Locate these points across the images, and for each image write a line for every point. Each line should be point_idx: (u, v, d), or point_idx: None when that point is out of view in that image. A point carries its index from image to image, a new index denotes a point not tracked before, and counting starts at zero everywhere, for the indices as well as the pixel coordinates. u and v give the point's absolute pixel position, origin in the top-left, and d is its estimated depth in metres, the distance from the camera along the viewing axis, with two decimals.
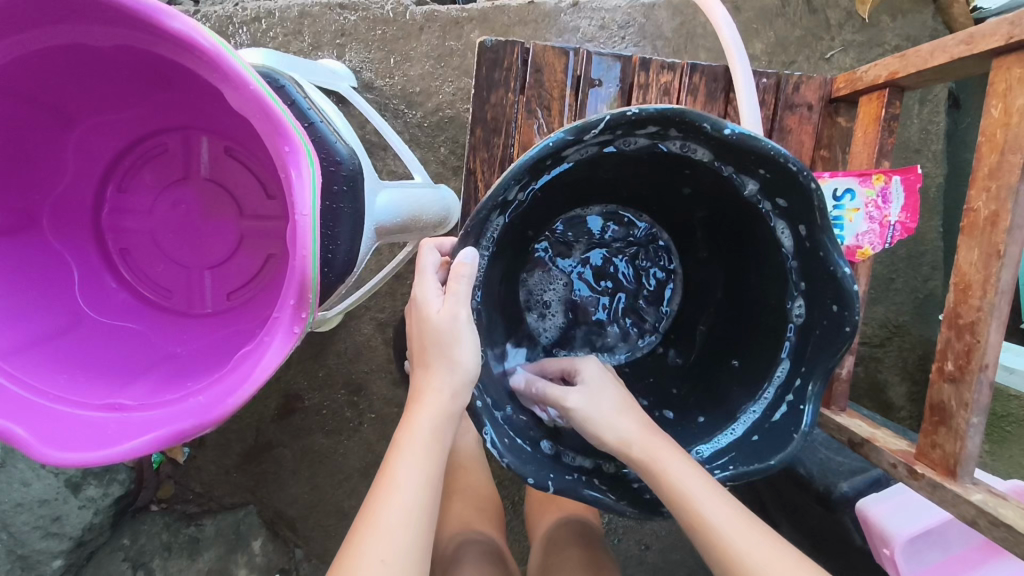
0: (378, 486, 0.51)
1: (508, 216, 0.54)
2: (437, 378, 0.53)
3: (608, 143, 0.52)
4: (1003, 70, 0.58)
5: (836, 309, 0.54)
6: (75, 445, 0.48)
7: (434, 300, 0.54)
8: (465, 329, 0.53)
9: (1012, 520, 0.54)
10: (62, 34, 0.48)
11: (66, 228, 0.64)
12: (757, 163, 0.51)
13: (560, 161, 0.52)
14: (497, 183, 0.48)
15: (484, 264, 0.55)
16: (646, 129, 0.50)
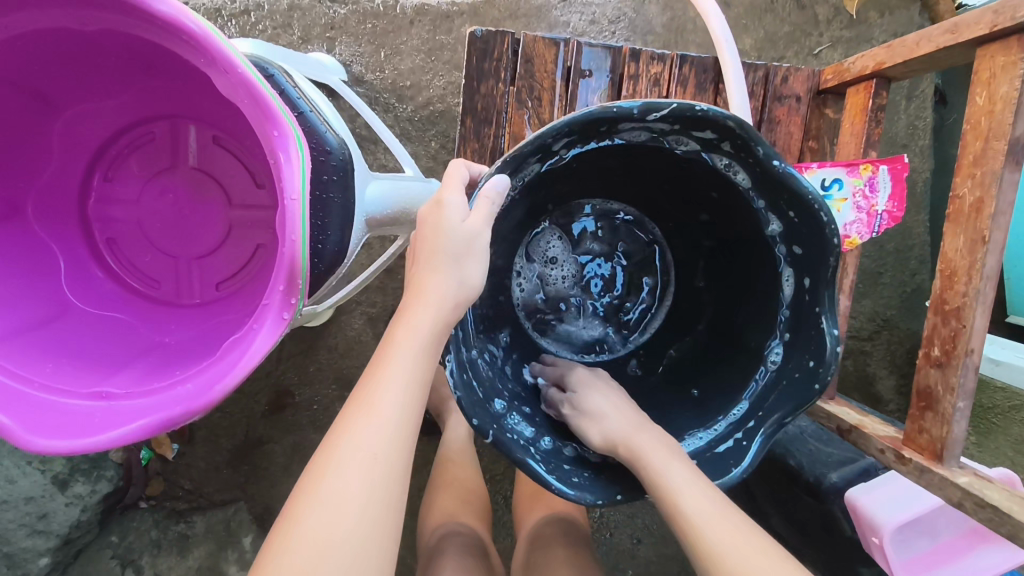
0: (365, 380, 0.48)
1: (547, 163, 0.54)
2: (444, 279, 0.50)
3: (660, 137, 0.53)
4: (987, 59, 0.59)
5: (812, 365, 0.54)
6: (60, 433, 0.48)
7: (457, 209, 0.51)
8: (481, 246, 0.51)
9: (997, 501, 0.55)
10: (45, 18, 0.48)
11: (50, 217, 0.63)
12: (784, 198, 0.52)
13: (611, 135, 0.52)
14: (547, 128, 0.48)
15: (504, 199, 0.54)
16: (704, 134, 0.51)
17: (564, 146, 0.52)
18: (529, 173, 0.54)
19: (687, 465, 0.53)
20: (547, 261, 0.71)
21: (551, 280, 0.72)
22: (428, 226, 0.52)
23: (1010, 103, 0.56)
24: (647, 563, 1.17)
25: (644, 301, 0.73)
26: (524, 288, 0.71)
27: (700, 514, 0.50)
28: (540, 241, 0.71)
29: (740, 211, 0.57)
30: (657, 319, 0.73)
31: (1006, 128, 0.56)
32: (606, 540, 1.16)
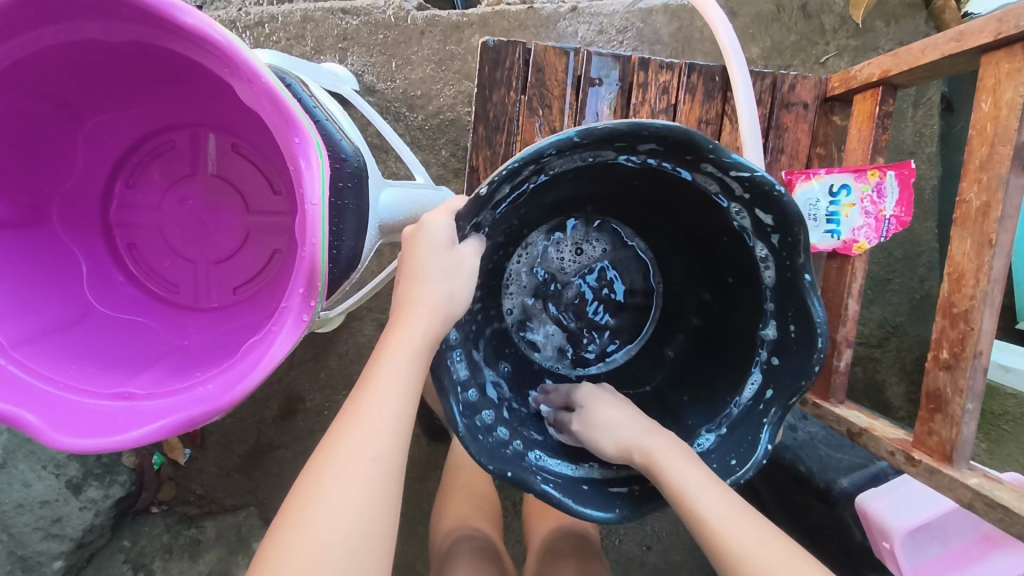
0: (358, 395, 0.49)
1: (621, 155, 0.53)
2: (432, 301, 0.52)
3: (728, 189, 0.53)
4: (992, 66, 0.60)
5: (732, 463, 0.56)
6: (85, 432, 0.49)
7: (448, 232, 0.52)
8: (466, 274, 0.52)
9: (1007, 501, 0.55)
10: (76, 31, 0.49)
11: (74, 222, 0.65)
12: (796, 314, 0.54)
13: (690, 166, 0.52)
14: (661, 125, 0.46)
15: (564, 163, 0.52)
16: (767, 221, 0.52)
17: (647, 150, 0.51)
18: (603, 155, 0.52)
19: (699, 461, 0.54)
20: (577, 239, 0.71)
21: (563, 258, 0.71)
22: (411, 250, 0.53)
23: (1015, 108, 0.57)
24: (657, 570, 1.16)
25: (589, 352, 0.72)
26: (534, 248, 0.70)
27: (720, 513, 0.50)
28: (585, 227, 0.71)
29: (749, 305, 0.59)
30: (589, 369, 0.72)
31: (1011, 133, 0.57)
32: (616, 546, 1.16)
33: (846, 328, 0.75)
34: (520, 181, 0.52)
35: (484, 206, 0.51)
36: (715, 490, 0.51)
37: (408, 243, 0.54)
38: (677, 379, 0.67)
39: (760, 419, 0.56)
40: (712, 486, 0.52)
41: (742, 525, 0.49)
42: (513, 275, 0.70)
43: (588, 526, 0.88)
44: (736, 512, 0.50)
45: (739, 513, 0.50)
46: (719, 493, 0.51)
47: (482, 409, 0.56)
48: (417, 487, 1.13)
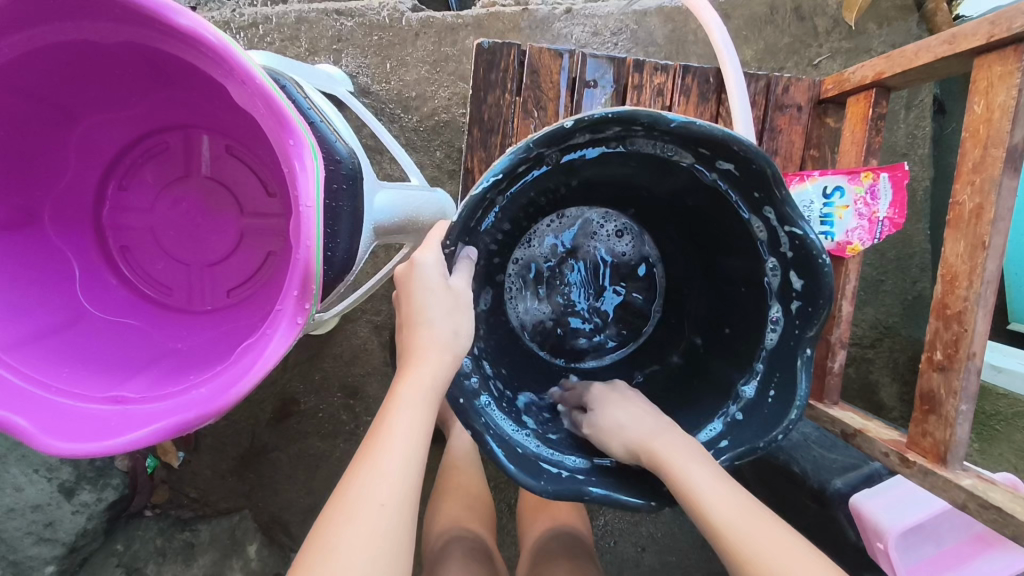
0: (366, 448, 0.47)
1: (696, 165, 0.53)
2: (431, 341, 0.51)
3: (776, 240, 0.53)
4: (984, 69, 0.60)
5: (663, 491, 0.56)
6: (78, 436, 0.48)
7: (440, 270, 0.51)
8: (463, 309, 0.52)
9: (1000, 502, 0.55)
10: (67, 31, 0.49)
11: (66, 225, 0.64)
12: (783, 382, 0.55)
13: (754, 203, 0.52)
14: (755, 149, 0.47)
15: (643, 145, 0.52)
16: (796, 286, 0.54)
17: (724, 169, 0.51)
18: (683, 156, 0.52)
19: (710, 462, 0.53)
20: (634, 243, 0.72)
21: (611, 246, 0.72)
22: (406, 291, 0.52)
23: (1007, 111, 0.57)
24: (652, 571, 1.17)
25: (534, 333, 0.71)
26: (612, 228, 0.71)
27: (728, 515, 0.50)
28: (645, 244, 0.72)
29: (738, 358, 0.60)
30: (528, 316, 0.70)
31: (1004, 135, 0.57)
32: (610, 548, 1.16)
33: (840, 330, 0.75)
34: (602, 141, 0.51)
35: (561, 145, 0.49)
36: (722, 488, 0.51)
37: (402, 283, 0.53)
38: (645, 403, 0.66)
39: (706, 455, 0.56)
40: (723, 489, 0.51)
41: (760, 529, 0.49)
42: (579, 214, 0.70)
43: (582, 528, 0.88)
44: (737, 508, 0.51)
45: (746, 515, 0.50)
46: (733, 494, 0.51)
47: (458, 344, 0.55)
48: None
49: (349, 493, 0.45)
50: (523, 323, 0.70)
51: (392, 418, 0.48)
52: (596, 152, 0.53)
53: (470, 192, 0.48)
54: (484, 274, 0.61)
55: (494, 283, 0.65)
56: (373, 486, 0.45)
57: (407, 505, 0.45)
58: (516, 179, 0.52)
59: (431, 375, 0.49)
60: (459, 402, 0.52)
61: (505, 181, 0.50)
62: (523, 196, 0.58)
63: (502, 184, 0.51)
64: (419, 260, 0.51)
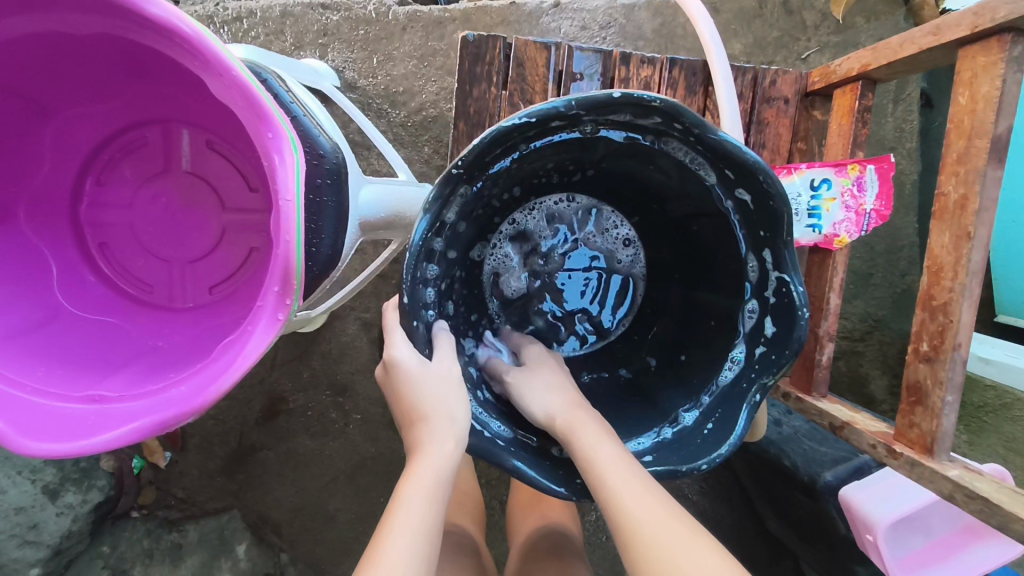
0: (374, 544, 0.47)
1: (715, 188, 0.54)
2: (436, 429, 0.51)
3: (763, 284, 0.55)
4: (969, 59, 0.60)
5: (574, 481, 0.54)
6: (53, 436, 0.48)
7: (416, 360, 0.53)
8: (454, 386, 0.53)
9: (985, 492, 0.55)
10: (37, 21, 0.48)
11: (42, 222, 0.63)
12: (726, 413, 0.56)
13: (757, 238, 0.54)
14: (784, 189, 0.49)
15: (674, 149, 0.53)
16: (767, 332, 0.55)
17: (741, 199, 0.52)
18: (706, 171, 0.53)
19: (619, 443, 0.53)
20: (632, 258, 0.71)
21: (611, 251, 0.70)
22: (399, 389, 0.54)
23: (991, 101, 0.57)
24: None
25: (497, 291, 0.68)
26: (614, 238, 0.70)
27: (624, 485, 0.48)
28: (643, 265, 0.71)
29: (687, 386, 0.60)
30: (503, 274, 0.68)
31: (988, 126, 0.57)
32: (602, 544, 1.16)
33: (828, 322, 0.75)
34: (640, 129, 0.51)
35: (601, 115, 0.49)
36: (625, 467, 0.50)
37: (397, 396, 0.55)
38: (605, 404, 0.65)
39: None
40: (629, 471, 0.50)
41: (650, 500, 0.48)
42: (585, 206, 0.69)
43: (572, 524, 0.87)
44: (636, 482, 0.49)
45: (643, 489, 0.49)
46: (634, 472, 0.50)
47: (421, 262, 0.52)
48: None
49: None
50: (494, 277, 0.68)
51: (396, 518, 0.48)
52: (622, 138, 0.54)
53: (508, 120, 0.47)
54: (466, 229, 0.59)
55: (479, 232, 0.64)
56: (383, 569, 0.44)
57: None
58: (543, 135, 0.52)
59: (433, 475, 0.50)
60: (406, 304, 0.51)
61: (534, 128, 0.49)
62: (535, 159, 0.57)
63: (530, 133, 0.50)
64: (394, 357, 0.54)
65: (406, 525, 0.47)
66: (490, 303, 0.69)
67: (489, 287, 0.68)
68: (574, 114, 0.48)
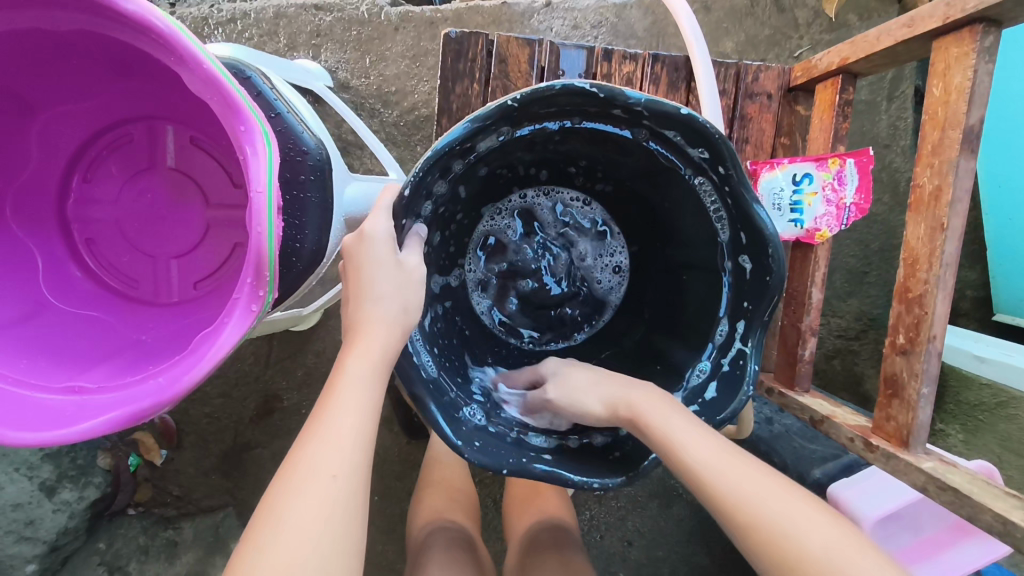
0: (312, 425, 0.46)
1: (725, 245, 0.55)
2: (388, 321, 0.50)
3: (725, 350, 0.56)
4: (942, 51, 0.60)
5: (473, 442, 0.53)
6: (32, 425, 0.48)
7: (388, 246, 0.50)
8: (416, 284, 0.51)
9: (958, 484, 0.55)
10: (18, 19, 0.49)
11: (29, 217, 0.64)
12: (631, 454, 0.56)
13: (739, 302, 0.55)
14: (786, 265, 0.51)
15: (704, 192, 0.54)
16: (706, 396, 0.56)
17: (743, 264, 0.54)
18: (722, 228, 0.54)
19: (681, 409, 0.53)
20: (615, 287, 0.71)
21: (598, 273, 0.70)
22: (356, 264, 0.51)
23: (964, 92, 0.57)
24: (639, 565, 1.16)
25: (486, 246, 0.69)
26: (607, 266, 0.71)
27: (689, 442, 0.49)
28: (620, 298, 0.71)
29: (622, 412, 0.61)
30: (503, 236, 0.69)
31: (960, 117, 0.57)
32: (597, 543, 1.16)
33: (811, 317, 0.75)
34: (683, 157, 0.52)
35: (660, 124, 0.50)
36: (695, 430, 0.50)
37: (354, 265, 0.51)
38: None
39: (529, 454, 0.54)
40: (704, 436, 0.50)
41: (750, 474, 0.48)
42: (595, 218, 0.70)
43: (566, 517, 0.87)
44: (717, 448, 0.49)
45: (721, 455, 0.49)
46: (713, 440, 0.50)
47: (436, 170, 0.51)
48: (396, 485, 1.13)
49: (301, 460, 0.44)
50: (486, 233, 0.69)
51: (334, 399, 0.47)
52: (664, 159, 0.54)
53: (583, 81, 0.46)
54: (482, 176, 0.60)
55: (492, 194, 0.66)
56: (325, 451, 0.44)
57: (356, 477, 0.44)
58: (601, 118, 0.52)
59: (377, 350, 0.48)
60: (406, 196, 0.50)
61: (595, 105, 0.49)
62: (578, 137, 0.57)
63: (591, 109, 0.51)
64: (369, 230, 0.50)
65: (347, 404, 0.46)
66: (472, 259, 0.69)
67: (478, 242, 0.69)
68: (638, 112, 0.49)
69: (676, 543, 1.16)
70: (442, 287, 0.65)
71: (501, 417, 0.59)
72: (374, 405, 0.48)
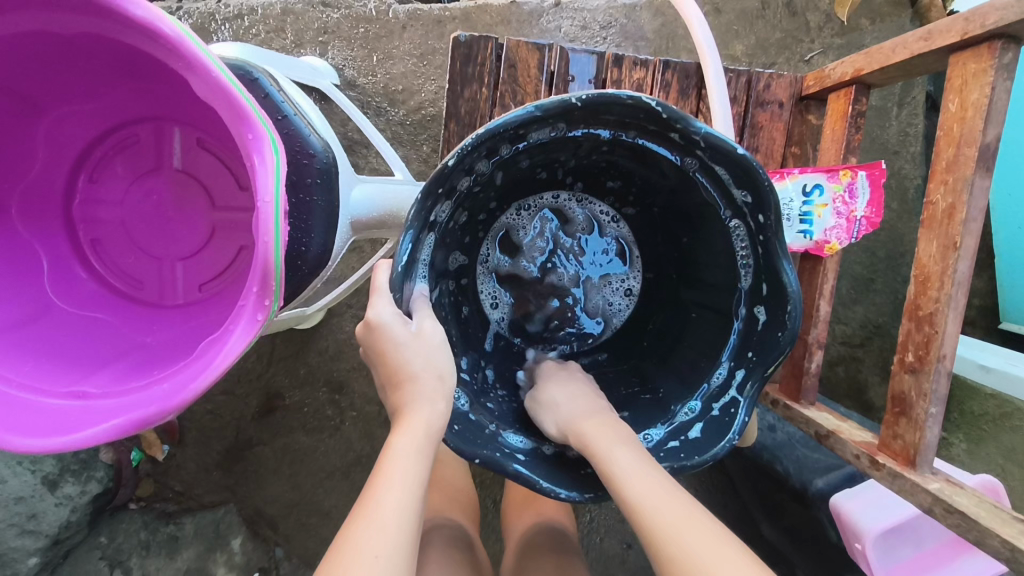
0: (360, 506, 0.46)
1: (741, 292, 0.55)
2: (424, 400, 0.51)
3: (717, 396, 0.56)
4: (959, 66, 0.59)
5: (455, 429, 0.52)
6: (36, 432, 0.48)
7: (399, 324, 0.50)
8: (439, 351, 0.52)
9: (966, 507, 0.55)
10: (26, 21, 0.48)
11: (36, 219, 0.63)
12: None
13: (745, 354, 0.55)
14: (796, 330, 0.51)
15: (736, 235, 0.53)
16: (690, 435, 0.56)
17: (757, 315, 0.54)
18: (745, 275, 0.54)
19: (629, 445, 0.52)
20: (620, 309, 0.69)
21: (607, 294, 0.69)
22: (382, 350, 0.52)
23: (980, 109, 0.56)
24: (638, 569, 1.16)
25: (503, 239, 0.66)
26: (617, 290, 0.69)
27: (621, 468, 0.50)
28: (621, 323, 0.69)
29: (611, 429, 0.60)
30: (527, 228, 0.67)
31: (977, 134, 0.56)
32: (596, 545, 1.16)
33: (817, 329, 0.75)
34: (726, 196, 0.52)
35: (713, 157, 0.49)
36: (633, 468, 0.50)
37: (372, 345, 0.52)
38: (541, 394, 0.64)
39: (504, 450, 0.53)
40: (641, 473, 0.49)
41: (663, 503, 0.47)
42: (620, 237, 0.68)
43: (565, 522, 0.87)
44: (651, 486, 0.48)
45: (654, 493, 0.48)
46: (649, 481, 0.49)
47: (483, 149, 0.48)
48: None
49: (350, 541, 0.44)
50: (507, 227, 0.66)
51: (387, 475, 0.48)
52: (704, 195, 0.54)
53: (649, 97, 0.47)
54: (523, 168, 0.57)
55: (525, 189, 0.64)
56: (373, 532, 0.44)
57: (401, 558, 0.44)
58: (656, 138, 0.51)
59: (424, 428, 0.49)
60: (450, 166, 0.46)
61: (655, 124, 0.49)
62: (627, 153, 0.55)
63: (651, 127, 0.50)
64: (376, 316, 0.50)
65: (399, 479, 0.47)
66: (489, 247, 0.66)
67: (497, 235, 0.66)
68: (695, 140, 0.49)
69: None
70: (457, 267, 0.62)
71: (484, 407, 0.57)
72: (422, 477, 0.48)
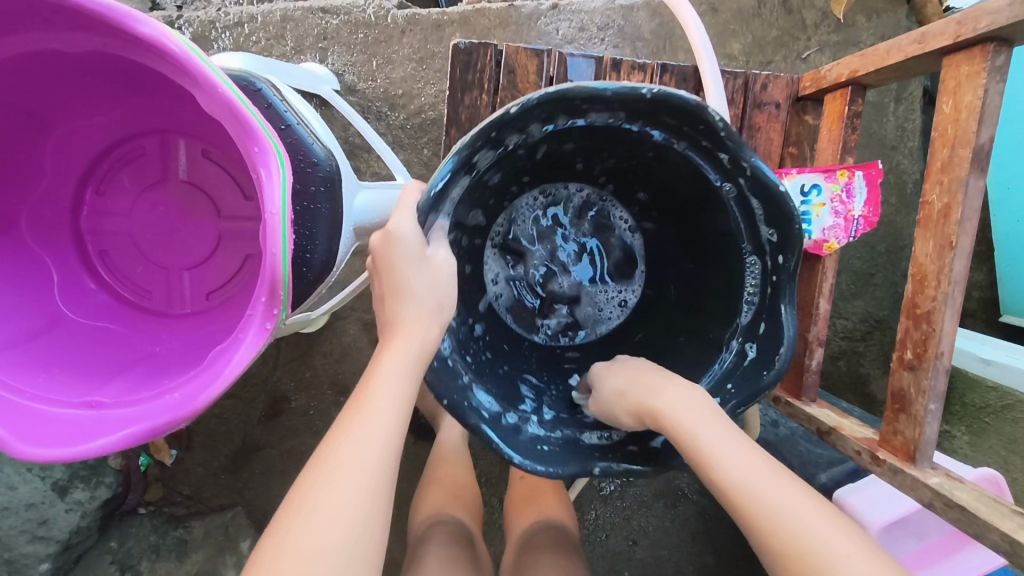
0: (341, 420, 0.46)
1: (735, 325, 0.56)
2: (419, 325, 0.51)
3: None
4: (953, 68, 0.60)
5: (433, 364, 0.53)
6: (51, 442, 0.49)
7: (417, 240, 0.50)
8: (447, 279, 0.52)
9: (966, 502, 0.56)
10: (35, 41, 0.49)
11: (45, 232, 0.64)
12: (564, 449, 0.56)
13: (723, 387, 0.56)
14: (782, 373, 0.52)
15: (749, 271, 0.55)
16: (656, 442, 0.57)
17: (747, 351, 0.55)
18: (745, 311, 0.55)
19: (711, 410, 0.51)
20: (609, 317, 0.70)
21: (601, 301, 0.70)
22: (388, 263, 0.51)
23: (974, 110, 0.57)
24: (644, 565, 1.17)
25: (517, 218, 0.67)
26: (613, 301, 0.70)
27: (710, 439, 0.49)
28: (608, 331, 0.70)
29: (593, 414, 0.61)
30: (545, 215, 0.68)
31: (970, 136, 0.57)
32: (601, 542, 1.17)
33: (817, 327, 0.76)
34: (752, 231, 0.53)
35: (752, 186, 0.50)
36: (731, 440, 0.49)
37: (382, 257, 0.52)
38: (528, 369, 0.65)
39: (473, 401, 0.54)
40: (735, 446, 0.49)
41: (770, 478, 0.47)
42: (631, 251, 0.70)
43: (569, 521, 0.88)
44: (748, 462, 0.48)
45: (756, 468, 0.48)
46: (742, 451, 0.49)
47: (540, 114, 0.49)
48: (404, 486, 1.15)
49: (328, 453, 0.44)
50: (525, 207, 0.67)
51: (371, 394, 0.47)
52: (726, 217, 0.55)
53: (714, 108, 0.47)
54: (562, 150, 0.58)
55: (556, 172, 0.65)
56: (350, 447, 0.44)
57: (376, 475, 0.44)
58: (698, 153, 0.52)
59: (413, 349, 0.49)
60: (512, 114, 0.47)
61: (709, 139, 0.50)
62: (663, 155, 0.56)
63: (704, 141, 0.51)
64: (397, 228, 0.50)
65: (384, 397, 0.47)
66: (503, 221, 0.67)
67: (514, 213, 0.67)
68: (741, 163, 0.50)
69: (681, 543, 1.17)
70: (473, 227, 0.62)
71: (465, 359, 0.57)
72: (407, 402, 0.48)
